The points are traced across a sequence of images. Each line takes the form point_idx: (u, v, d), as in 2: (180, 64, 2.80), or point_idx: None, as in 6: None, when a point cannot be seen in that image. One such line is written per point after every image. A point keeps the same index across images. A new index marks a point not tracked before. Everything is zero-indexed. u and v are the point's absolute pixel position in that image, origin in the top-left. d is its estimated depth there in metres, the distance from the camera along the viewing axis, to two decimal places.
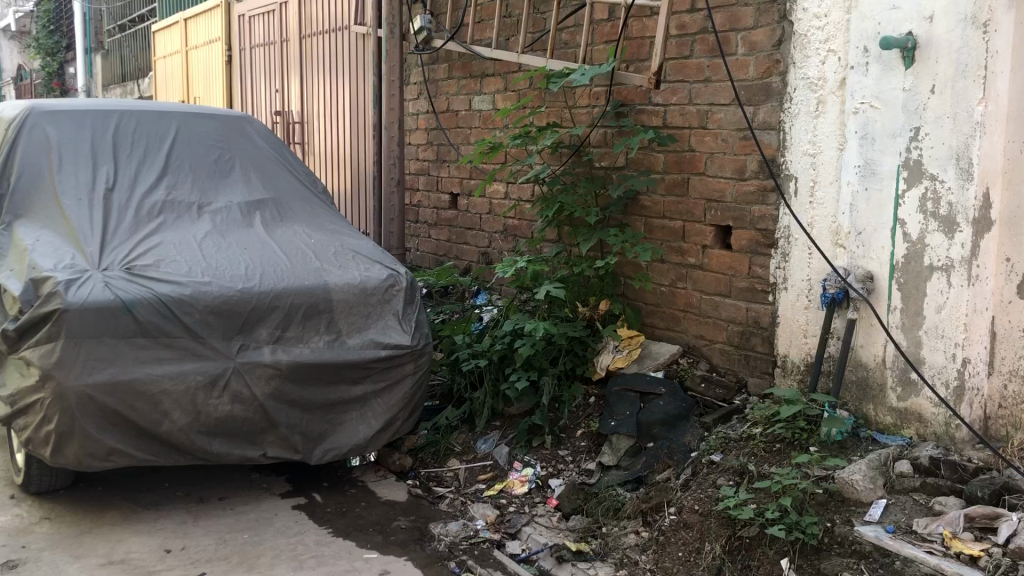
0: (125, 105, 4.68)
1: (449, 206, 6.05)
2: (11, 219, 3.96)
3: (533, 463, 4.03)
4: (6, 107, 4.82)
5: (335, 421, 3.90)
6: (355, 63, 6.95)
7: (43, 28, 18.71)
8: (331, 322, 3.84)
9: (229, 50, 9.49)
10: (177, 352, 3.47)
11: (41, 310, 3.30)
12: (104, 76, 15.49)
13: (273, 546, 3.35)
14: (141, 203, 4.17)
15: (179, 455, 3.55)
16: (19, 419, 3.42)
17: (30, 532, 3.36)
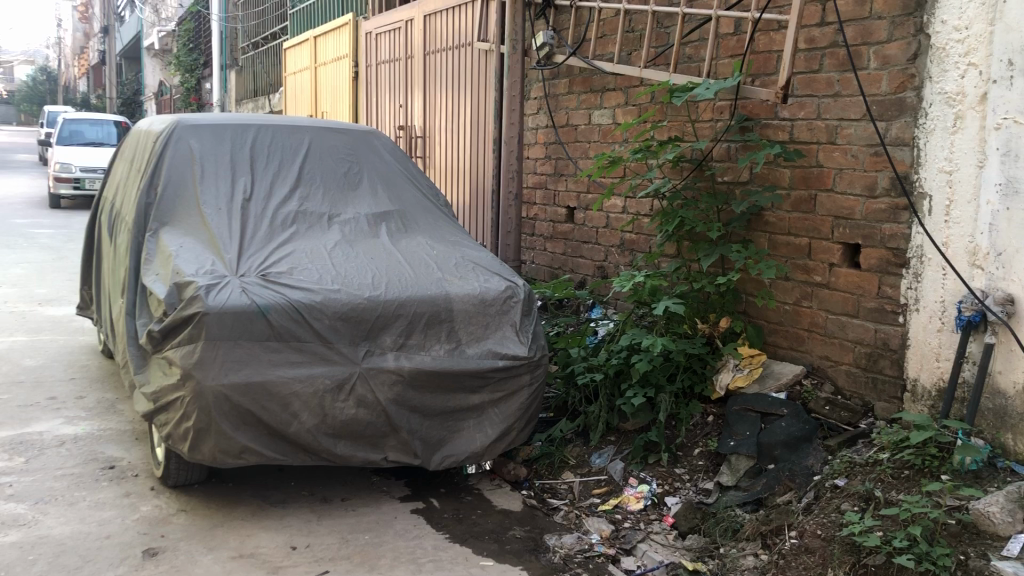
0: (262, 120, 4.90)
1: (566, 219, 6.09)
2: (157, 226, 4.20)
3: (649, 479, 4.00)
4: (154, 122, 5.12)
5: (453, 428, 3.96)
6: (478, 78, 7.07)
7: (183, 46, 19.85)
8: (451, 331, 3.91)
9: (356, 66, 9.83)
10: (307, 356, 3.61)
11: (184, 313, 3.49)
12: (237, 91, 16.25)
13: (393, 548, 3.43)
14: (275, 213, 4.36)
15: (306, 456, 3.67)
16: (161, 416, 3.62)
17: (169, 523, 3.55)
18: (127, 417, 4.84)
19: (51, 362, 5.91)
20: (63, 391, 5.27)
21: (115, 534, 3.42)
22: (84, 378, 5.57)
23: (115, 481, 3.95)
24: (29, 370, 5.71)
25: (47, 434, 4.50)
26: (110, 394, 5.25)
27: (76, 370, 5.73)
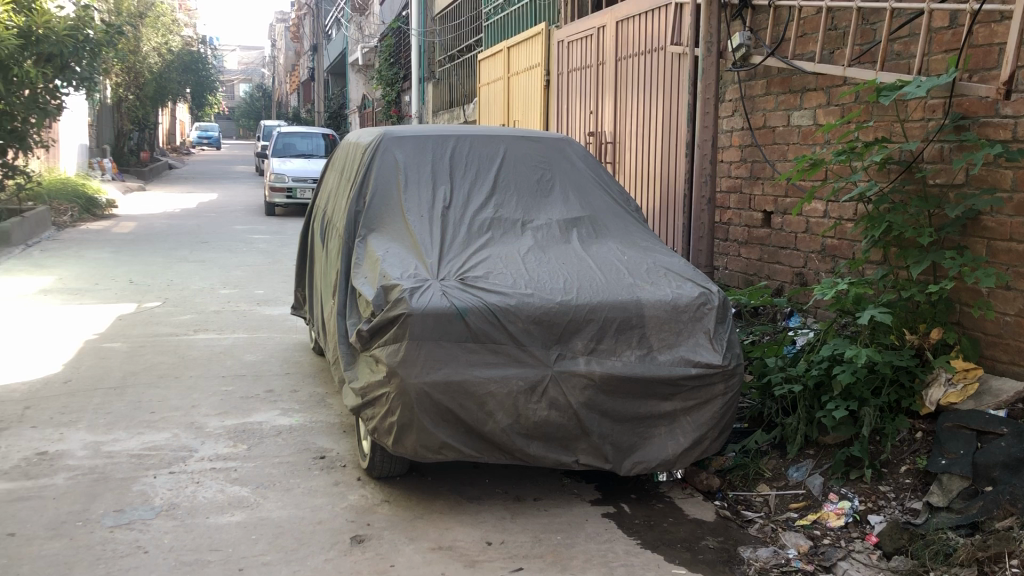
0: (462, 129, 5.09)
1: (762, 224, 5.94)
2: (365, 232, 4.47)
3: (851, 496, 3.84)
4: (363, 133, 5.43)
5: (644, 435, 3.92)
6: (671, 82, 7.00)
7: (385, 61, 20.89)
8: (643, 337, 3.90)
9: (548, 75, 10.00)
10: (502, 357, 3.72)
11: (390, 313, 3.69)
12: (433, 102, 16.92)
13: (585, 550, 3.47)
14: (472, 219, 4.52)
15: (501, 455, 3.78)
16: (367, 410, 3.83)
17: (374, 512, 3.75)
18: (335, 411, 5.15)
19: (268, 358, 6.39)
20: (279, 384, 5.69)
21: (326, 519, 3.66)
22: (298, 373, 5.98)
23: (325, 470, 4.22)
24: (249, 364, 6.21)
25: (265, 424, 4.88)
26: (320, 388, 5.62)
27: (290, 366, 6.16)
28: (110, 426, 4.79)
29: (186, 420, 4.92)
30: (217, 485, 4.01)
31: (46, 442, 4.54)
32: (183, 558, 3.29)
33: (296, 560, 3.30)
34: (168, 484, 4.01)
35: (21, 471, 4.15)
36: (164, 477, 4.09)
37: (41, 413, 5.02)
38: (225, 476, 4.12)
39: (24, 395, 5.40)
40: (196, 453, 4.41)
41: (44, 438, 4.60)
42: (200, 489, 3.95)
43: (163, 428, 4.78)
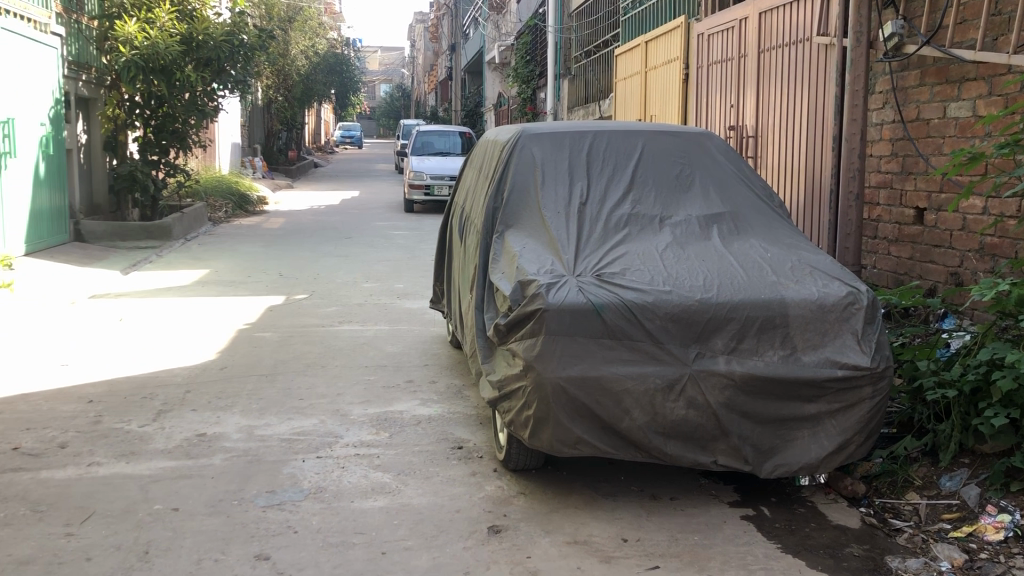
0: (600, 125, 5.07)
1: (914, 221, 5.67)
2: (503, 228, 4.53)
3: (1011, 509, 3.63)
4: (501, 130, 5.50)
5: (787, 437, 3.81)
6: (818, 74, 6.77)
7: (522, 58, 21.08)
8: (786, 337, 3.80)
9: (686, 69, 9.86)
10: (639, 354, 3.71)
11: (526, 308, 3.74)
12: (569, 99, 16.96)
13: (723, 551, 3.42)
14: (609, 215, 4.51)
15: (637, 452, 3.75)
16: (504, 403, 3.88)
17: (511, 504, 3.81)
18: (472, 403, 5.26)
19: (408, 350, 6.57)
20: (418, 375, 5.84)
21: (464, 508, 3.74)
22: (436, 364, 6.13)
23: (463, 460, 4.31)
24: (390, 355, 6.40)
25: (406, 414, 5.03)
26: (458, 380, 5.74)
27: (429, 357, 6.32)
28: (262, 411, 5.05)
29: (332, 408, 5.13)
30: (361, 470, 4.16)
31: (204, 424, 4.83)
32: (330, 540, 3.44)
33: (436, 546, 3.39)
34: (315, 468, 4.19)
35: (183, 451, 4.43)
36: (311, 461, 4.28)
37: (200, 397, 5.35)
38: (368, 462, 4.27)
39: (185, 379, 5.76)
40: (341, 439, 4.60)
41: (202, 420, 4.90)
42: (346, 473, 4.12)
43: (310, 414, 5.00)
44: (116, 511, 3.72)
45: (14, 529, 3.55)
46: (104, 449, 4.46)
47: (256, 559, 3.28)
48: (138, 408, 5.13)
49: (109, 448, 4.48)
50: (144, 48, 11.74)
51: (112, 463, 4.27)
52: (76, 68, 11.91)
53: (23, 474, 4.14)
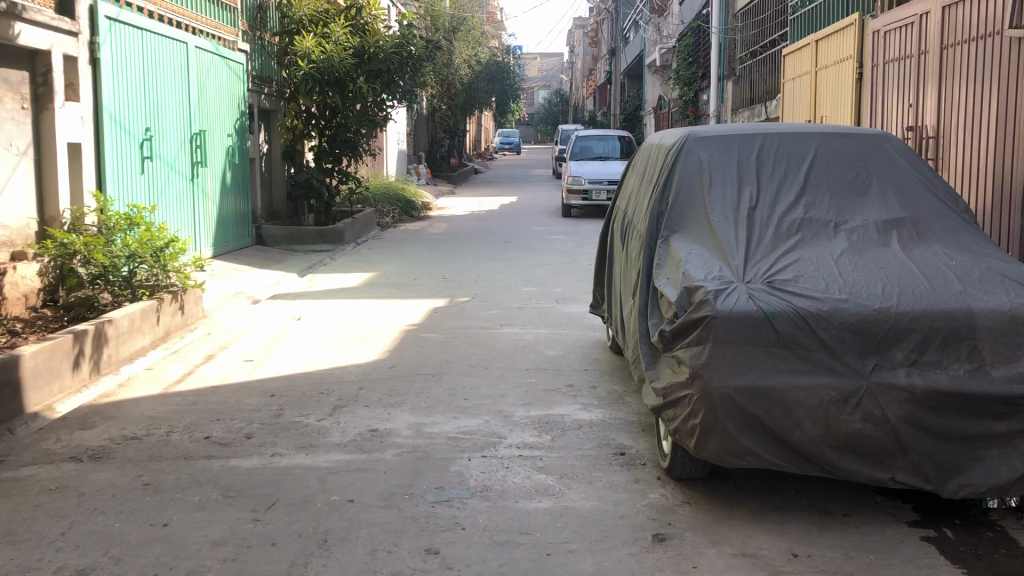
0: (770, 128, 4.94)
1: None
2: (669, 233, 4.49)
3: None
4: (666, 134, 5.44)
5: (974, 456, 3.58)
6: (1010, 70, 6.33)
7: (683, 60, 20.82)
8: (974, 350, 3.57)
9: (860, 67, 9.46)
10: (812, 365, 3.59)
11: (693, 315, 3.70)
12: (733, 100, 16.59)
13: (901, 573, 3.25)
14: (780, 220, 4.38)
15: (808, 465, 3.63)
16: (669, 411, 3.85)
17: (675, 512, 3.77)
18: (634, 409, 5.23)
19: (569, 354, 6.62)
20: (579, 379, 5.87)
21: (628, 515, 3.73)
22: (596, 369, 6.14)
23: (625, 466, 4.30)
24: (551, 359, 6.46)
25: (568, 417, 5.06)
26: (618, 386, 5.73)
27: (589, 362, 6.34)
28: (430, 409, 5.22)
29: (495, 409, 5.23)
30: (525, 472, 4.23)
31: (376, 420, 5.04)
32: (497, 538, 3.51)
33: (600, 550, 3.40)
34: (481, 467, 4.29)
35: (356, 445, 4.64)
36: (477, 460, 4.38)
37: (372, 394, 5.58)
38: (532, 464, 4.33)
39: (357, 377, 6.02)
40: (505, 440, 4.68)
41: (374, 416, 5.11)
42: (510, 474, 4.19)
43: (475, 414, 5.12)
44: (297, 500, 3.94)
45: (208, 512, 3.83)
46: (285, 441, 4.74)
47: (427, 553, 3.39)
48: (315, 403, 5.41)
49: (290, 440, 4.74)
50: (320, 61, 12.39)
51: (292, 454, 4.52)
52: (259, 82, 12.71)
53: (214, 461, 4.45)
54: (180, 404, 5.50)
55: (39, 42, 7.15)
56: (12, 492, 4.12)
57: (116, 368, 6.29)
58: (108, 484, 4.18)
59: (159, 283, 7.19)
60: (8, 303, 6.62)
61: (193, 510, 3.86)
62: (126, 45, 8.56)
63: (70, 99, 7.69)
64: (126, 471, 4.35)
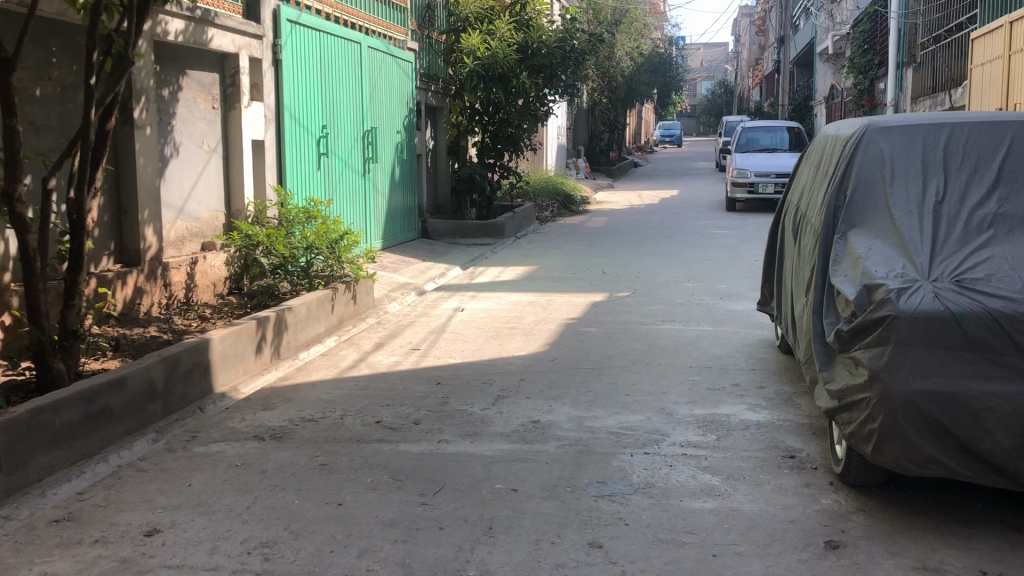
0: (960, 115, 4.60)
1: None
2: (846, 228, 4.31)
3: None
4: (844, 124, 5.19)
5: None
6: None
7: (858, 47, 19.84)
8: None
9: None
10: (1004, 369, 3.34)
11: (873, 315, 3.52)
12: (913, 88, 15.69)
13: None
14: (971, 215, 4.10)
15: (1000, 477, 3.40)
16: (844, 413, 3.69)
17: (849, 520, 3.61)
18: (805, 411, 5.04)
19: (734, 352, 6.45)
20: (745, 379, 5.72)
21: (798, 519, 3.60)
22: (763, 369, 5.96)
23: (795, 470, 4.15)
24: (715, 357, 6.32)
25: (733, 417, 4.94)
26: (787, 387, 5.53)
27: (756, 361, 6.16)
28: (591, 404, 5.22)
29: (658, 405, 5.17)
30: (690, 470, 4.16)
31: (538, 412, 5.08)
32: (661, 536, 3.47)
33: (769, 555, 3.30)
34: (644, 464, 4.25)
35: (519, 436, 4.70)
36: (640, 457, 4.35)
37: (534, 385, 5.64)
38: (696, 463, 4.26)
39: (519, 368, 6.10)
40: (668, 438, 4.62)
41: (536, 408, 5.16)
42: (674, 472, 4.14)
43: (637, 410, 5.08)
44: (463, 486, 4.04)
45: (379, 494, 3.98)
46: (451, 428, 4.87)
47: (590, 547, 3.39)
48: (479, 393, 5.52)
49: (455, 427, 4.86)
50: (485, 58, 12.61)
51: (458, 441, 4.64)
52: (427, 79, 13.06)
53: (385, 445, 4.63)
54: (353, 389, 5.75)
55: (228, 46, 7.62)
56: (202, 466, 4.42)
57: (294, 353, 6.65)
58: (287, 463, 4.42)
59: (333, 273, 7.54)
60: (199, 290, 7.13)
61: (365, 491, 4.02)
62: (306, 47, 9.00)
63: (256, 99, 8.17)
64: (304, 451, 4.59)
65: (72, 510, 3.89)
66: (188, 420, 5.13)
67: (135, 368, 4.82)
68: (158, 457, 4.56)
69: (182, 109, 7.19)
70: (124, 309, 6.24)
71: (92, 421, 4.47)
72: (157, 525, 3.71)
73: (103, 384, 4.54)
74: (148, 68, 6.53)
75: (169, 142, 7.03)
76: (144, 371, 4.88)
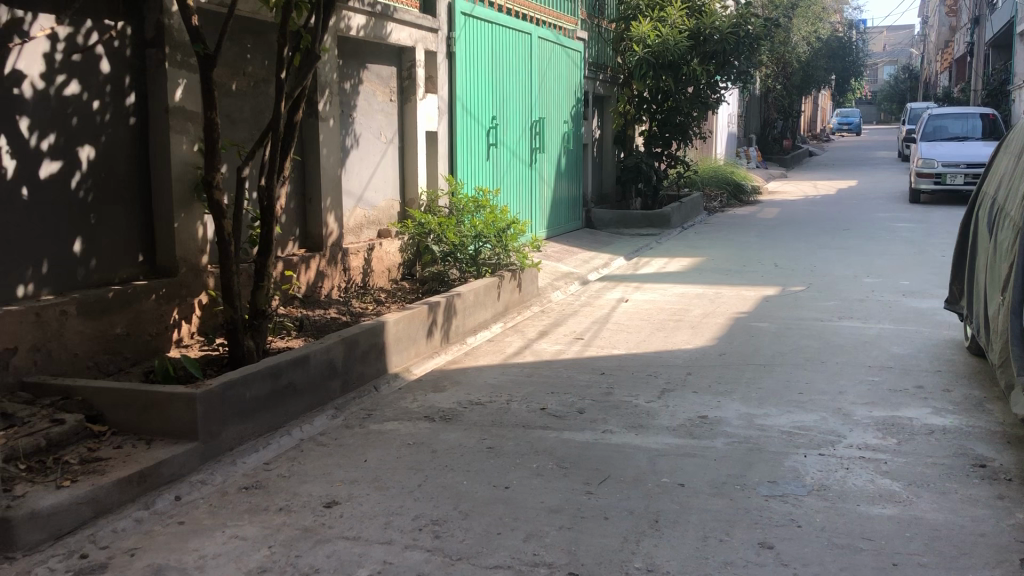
0: None
1: None
2: None
3: None
4: None
5: None
6: None
7: None
8: None
9: None
10: None
11: None
12: None
13: None
14: None
15: None
16: None
17: None
18: (998, 418, 4.70)
19: (918, 352, 6.09)
20: (931, 381, 5.39)
21: (990, 533, 3.37)
22: (951, 372, 5.60)
23: (987, 480, 3.88)
24: (897, 357, 5.99)
25: (916, 421, 4.67)
26: (978, 391, 5.18)
27: (942, 363, 5.80)
28: (762, 401, 5.07)
29: (834, 406, 4.96)
30: (868, 474, 3.97)
31: (705, 407, 4.99)
32: (837, 541, 3.33)
33: (956, 569, 3.11)
34: (818, 465, 4.09)
35: (686, 430, 4.63)
36: (814, 458, 4.19)
37: (702, 380, 5.54)
38: (876, 467, 4.06)
39: (686, 362, 6.01)
40: (844, 439, 4.43)
41: (703, 403, 5.06)
42: (851, 475, 3.96)
43: (811, 409, 4.89)
44: (629, 478, 4.02)
45: (545, 480, 4.03)
46: (616, 419, 4.85)
47: (760, 547, 3.30)
48: (645, 385, 5.48)
49: (620, 419, 4.85)
50: (655, 46, 12.48)
51: (624, 432, 4.62)
52: (595, 68, 13.04)
53: (551, 432, 4.67)
54: (518, 375, 5.84)
55: (405, 39, 7.87)
56: (377, 443, 4.61)
57: (462, 338, 6.81)
58: (456, 444, 4.55)
59: (500, 261, 7.66)
60: (375, 275, 7.44)
61: (532, 476, 4.08)
62: (479, 39, 9.21)
63: (430, 91, 8.42)
64: (472, 434, 4.70)
65: (260, 478, 4.16)
66: (364, 399, 5.37)
67: (317, 347, 5.09)
68: (336, 432, 4.79)
69: (362, 101, 7.50)
70: (307, 292, 6.57)
71: (278, 395, 4.75)
72: (335, 498, 3.91)
73: (288, 362, 4.82)
74: (332, 62, 6.84)
75: (350, 134, 7.35)
76: (326, 350, 5.14)
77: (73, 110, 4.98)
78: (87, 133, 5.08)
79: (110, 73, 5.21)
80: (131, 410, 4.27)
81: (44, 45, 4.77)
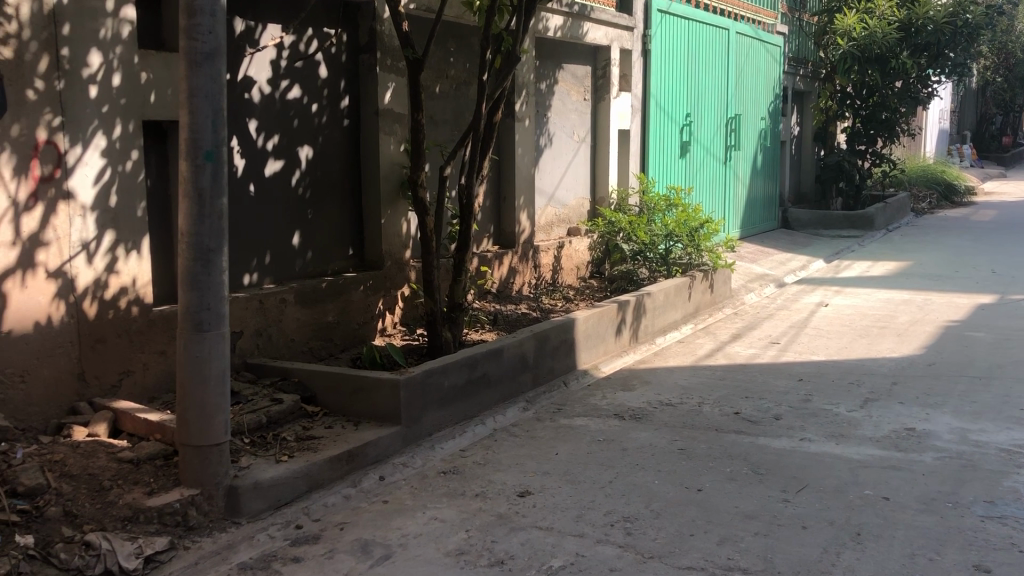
0: None
1: None
2: None
3: None
4: None
5: None
6: None
7: None
8: None
9: None
10: None
11: None
12: None
13: None
14: None
15: None
16: None
17: None
18: None
19: None
20: None
21: None
22: None
23: None
24: None
25: None
26: None
27: None
28: (978, 415, 4.75)
29: None
30: None
31: (913, 419, 4.72)
32: None
33: None
34: None
35: (892, 443, 4.40)
36: None
37: (908, 391, 5.25)
38: None
39: (891, 371, 5.70)
40: None
41: (911, 415, 4.80)
42: None
43: None
44: (829, 488, 3.87)
45: (739, 485, 3.96)
46: (814, 427, 4.69)
47: (975, 570, 3.10)
48: (847, 393, 5.26)
49: (819, 427, 4.68)
50: (861, 38, 11.85)
51: (823, 441, 4.46)
52: (795, 63, 12.61)
53: (745, 437, 4.58)
54: (710, 378, 5.75)
55: (601, 38, 7.92)
56: (567, 438, 4.69)
57: (651, 338, 6.79)
58: (646, 443, 4.55)
59: (692, 261, 7.56)
60: (565, 272, 7.55)
61: (725, 480, 4.02)
62: (675, 36, 9.11)
63: (624, 89, 8.42)
64: (663, 434, 4.68)
65: (457, 464, 4.33)
66: (554, 393, 5.46)
67: (511, 341, 5.23)
68: (528, 425, 4.91)
69: (557, 101, 7.62)
70: (500, 287, 6.76)
71: (473, 386, 4.93)
72: (528, 488, 4.01)
73: (483, 354, 4.98)
74: (529, 63, 7.00)
75: (545, 133, 7.48)
76: (519, 344, 5.28)
77: (295, 113, 5.37)
78: (306, 134, 5.46)
79: (328, 78, 5.56)
80: (341, 393, 4.56)
81: (271, 53, 5.16)
